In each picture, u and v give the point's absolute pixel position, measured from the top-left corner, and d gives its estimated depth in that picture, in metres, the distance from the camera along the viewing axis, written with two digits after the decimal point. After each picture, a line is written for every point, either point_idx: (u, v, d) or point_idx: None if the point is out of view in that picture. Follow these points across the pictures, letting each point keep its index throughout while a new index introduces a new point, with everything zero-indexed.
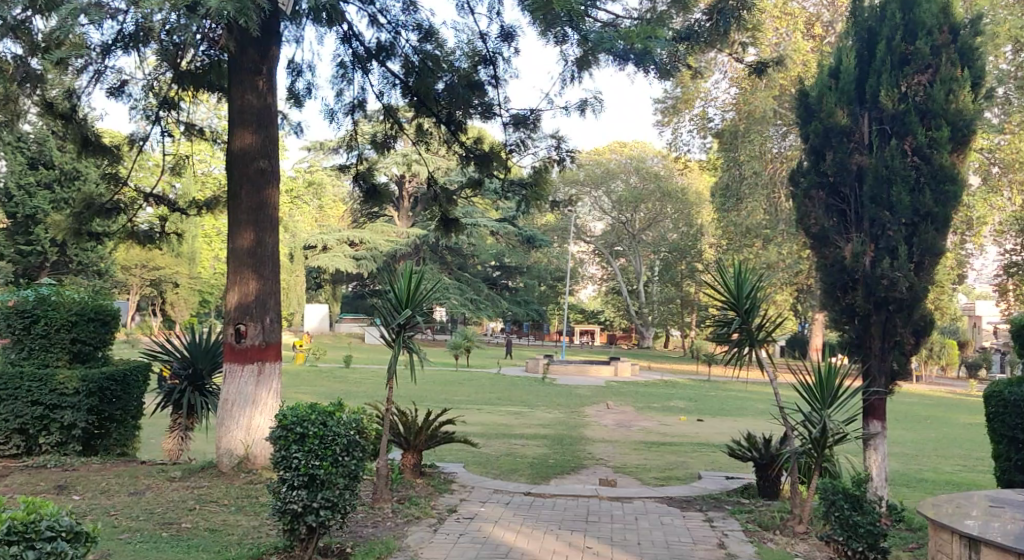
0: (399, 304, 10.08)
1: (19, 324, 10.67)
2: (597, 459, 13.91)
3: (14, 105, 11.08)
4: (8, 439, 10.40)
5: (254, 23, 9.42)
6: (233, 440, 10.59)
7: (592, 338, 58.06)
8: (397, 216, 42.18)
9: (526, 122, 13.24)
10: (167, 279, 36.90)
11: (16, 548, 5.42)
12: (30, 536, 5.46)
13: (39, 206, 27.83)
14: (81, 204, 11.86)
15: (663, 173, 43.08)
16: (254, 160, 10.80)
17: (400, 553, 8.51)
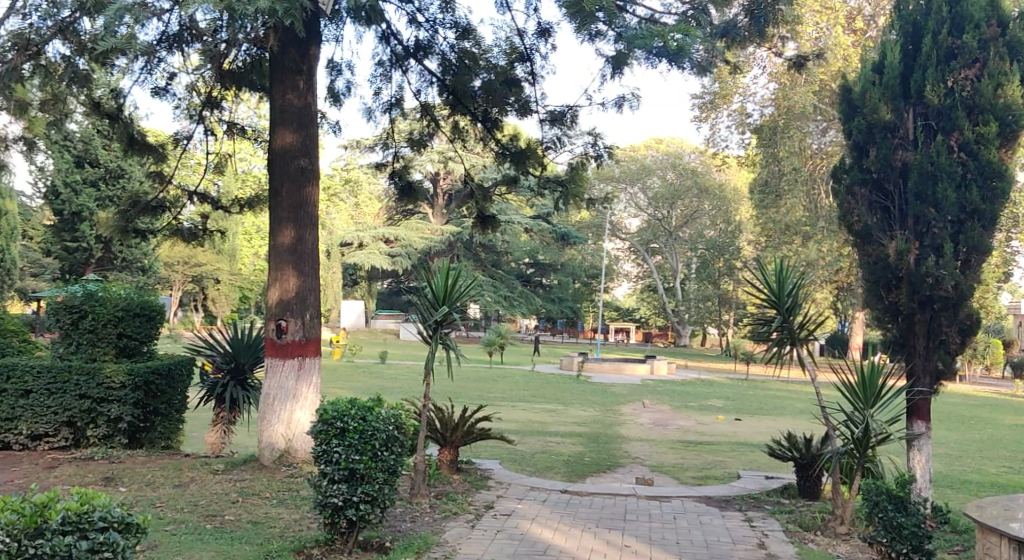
0: (436, 301, 10.12)
1: (67, 319, 10.89)
2: (635, 458, 13.87)
3: (63, 105, 11.30)
4: (58, 432, 10.61)
5: (298, 21, 9.51)
6: (275, 434, 10.69)
7: (627, 336, 57.80)
8: (432, 214, 42.38)
9: (562, 119, 13.27)
10: (209, 275, 37.25)
11: (70, 538, 5.51)
12: (83, 527, 5.55)
13: (84, 205, 28.23)
14: (127, 202, 12.08)
15: (701, 169, 42.81)
16: (295, 159, 10.88)
17: (439, 549, 8.54)
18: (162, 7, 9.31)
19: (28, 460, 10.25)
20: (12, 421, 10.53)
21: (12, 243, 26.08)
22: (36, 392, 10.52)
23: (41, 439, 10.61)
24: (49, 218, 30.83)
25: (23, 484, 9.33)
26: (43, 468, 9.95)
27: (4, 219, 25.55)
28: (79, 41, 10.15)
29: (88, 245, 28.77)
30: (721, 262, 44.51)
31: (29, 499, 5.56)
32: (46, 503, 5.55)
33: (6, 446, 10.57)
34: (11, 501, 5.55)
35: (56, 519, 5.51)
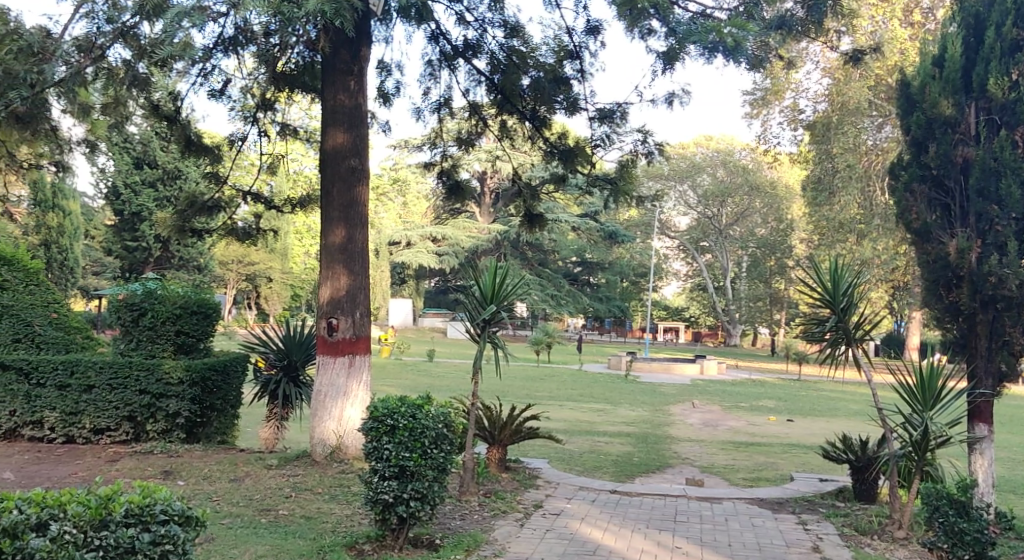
0: (484, 300, 10.10)
1: (128, 317, 11.20)
2: (684, 458, 13.78)
3: (123, 108, 11.72)
4: (118, 426, 10.76)
5: (349, 23, 9.57)
6: (326, 431, 10.76)
7: (677, 336, 57.27)
8: (479, 212, 42.48)
9: (612, 117, 13.19)
10: (261, 274, 37.66)
11: (133, 530, 5.57)
12: (145, 519, 5.60)
13: (143, 205, 28.77)
14: (185, 202, 12.37)
15: (752, 166, 42.32)
16: (346, 159, 10.93)
17: (488, 547, 8.53)
18: (218, 11, 9.43)
19: (91, 453, 10.42)
20: (76, 416, 10.75)
21: (74, 243, 26.60)
22: (98, 387, 10.73)
23: (103, 433, 10.79)
24: (109, 218, 31.49)
25: (86, 476, 9.49)
26: (105, 461, 10.10)
27: (67, 219, 26.10)
28: (140, 44, 10.08)
29: (147, 244, 29.35)
30: (773, 261, 43.97)
31: (94, 492, 5.65)
32: (110, 496, 5.63)
33: (70, 439, 10.79)
34: (77, 493, 5.65)
35: (119, 511, 5.58)
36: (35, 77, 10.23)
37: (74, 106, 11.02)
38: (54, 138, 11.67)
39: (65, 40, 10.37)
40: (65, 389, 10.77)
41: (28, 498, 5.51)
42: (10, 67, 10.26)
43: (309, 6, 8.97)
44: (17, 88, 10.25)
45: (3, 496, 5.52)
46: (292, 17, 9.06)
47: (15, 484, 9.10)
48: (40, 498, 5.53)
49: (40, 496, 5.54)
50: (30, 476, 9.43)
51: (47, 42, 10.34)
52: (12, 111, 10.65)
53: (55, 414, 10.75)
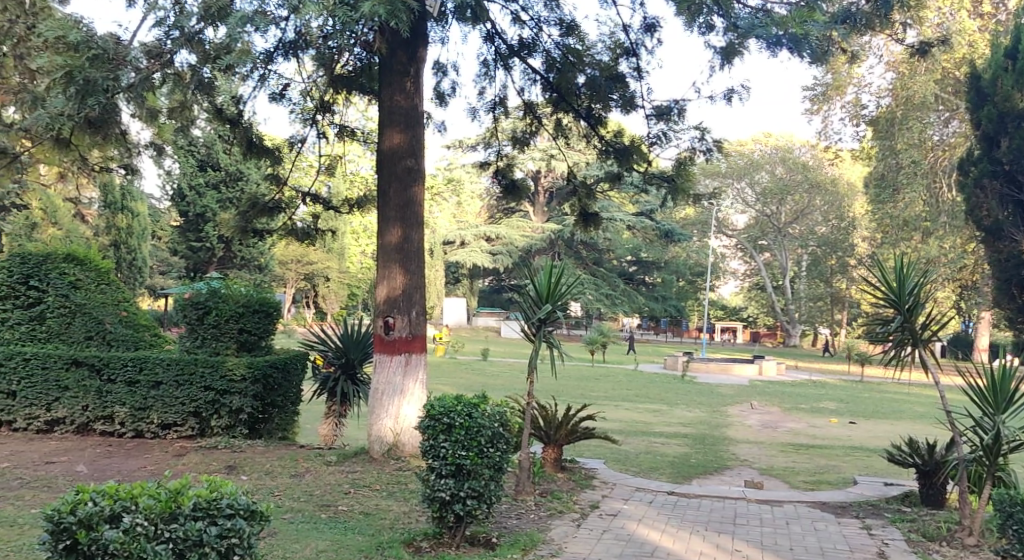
0: (540, 299, 10.05)
1: (193, 315, 11.35)
2: (742, 460, 13.59)
3: (189, 112, 11.89)
4: (184, 421, 10.91)
5: (405, 24, 9.59)
6: (383, 428, 10.81)
7: (735, 336, 56.08)
8: (533, 212, 42.59)
9: (669, 114, 13.07)
10: (319, 273, 38.06)
11: (200, 524, 5.61)
12: (212, 513, 5.64)
13: (207, 206, 29.27)
14: (246, 203, 12.53)
15: (812, 163, 41.68)
16: (402, 159, 10.96)
17: (544, 546, 8.47)
18: (278, 15, 9.55)
19: (158, 448, 10.58)
20: (144, 411, 10.93)
21: (143, 243, 27.03)
22: (165, 383, 10.89)
23: (170, 428, 10.94)
24: (174, 220, 32.11)
25: (154, 470, 9.63)
26: (172, 455, 10.24)
27: (135, 220, 26.58)
28: (204, 50, 10.31)
29: (211, 245, 30.15)
30: (833, 260, 43.13)
31: (164, 485, 5.68)
32: (179, 489, 5.66)
33: (140, 434, 10.97)
34: (148, 486, 5.69)
35: (188, 505, 5.61)
36: (111, 83, 10.23)
37: (142, 111, 11.11)
38: (124, 145, 11.90)
39: (133, 46, 10.52)
40: (134, 385, 10.95)
41: (102, 491, 5.55)
42: (87, 74, 10.10)
43: (365, 9, 9.02)
44: (94, 95, 10.17)
45: (78, 487, 5.57)
46: (347, 19, 9.14)
47: (88, 477, 9.28)
48: (113, 490, 5.55)
49: (113, 488, 5.57)
50: (101, 469, 9.60)
51: (119, 48, 10.39)
52: (85, 116, 10.57)
53: (125, 409, 10.94)
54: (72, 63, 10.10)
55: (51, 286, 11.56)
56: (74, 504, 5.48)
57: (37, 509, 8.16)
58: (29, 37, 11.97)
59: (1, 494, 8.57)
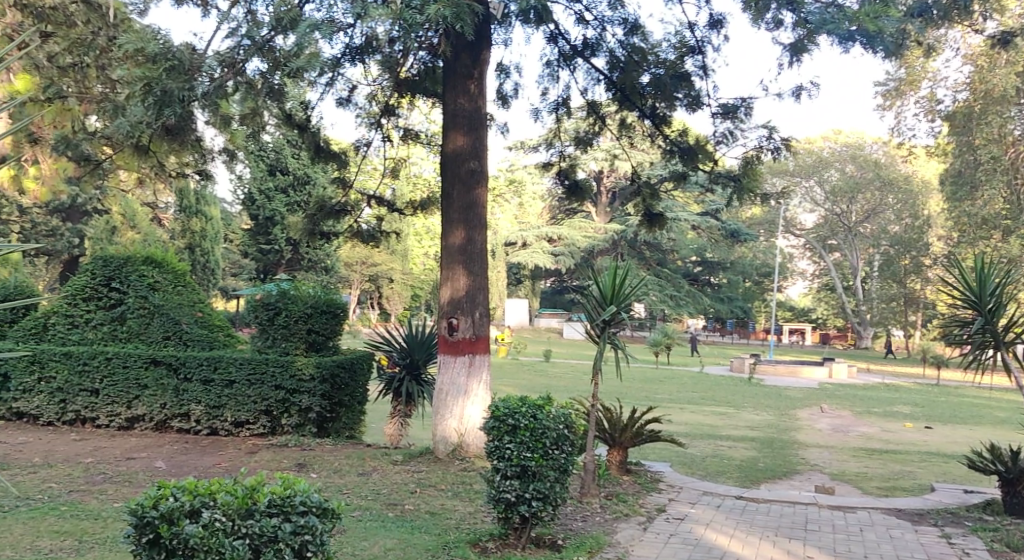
0: (604, 300, 9.92)
1: (264, 316, 11.48)
2: (812, 464, 13.32)
3: (260, 118, 12.04)
4: (256, 419, 11.03)
5: (470, 28, 9.57)
6: (447, 429, 10.78)
7: (803, 337, 55.40)
8: (596, 212, 42.56)
9: (735, 112, 12.85)
10: (383, 275, 38.37)
11: (275, 520, 5.58)
12: (287, 510, 5.62)
13: (276, 209, 29.74)
14: (314, 206, 12.64)
15: (884, 160, 40.77)
16: (466, 161, 10.94)
17: (611, 549, 8.34)
18: (346, 22, 9.68)
19: (232, 445, 10.71)
20: (218, 409, 11.06)
21: (215, 246, 27.50)
22: (238, 382, 11.02)
23: (243, 426, 11.07)
24: (245, 223, 32.66)
25: (229, 467, 9.73)
26: (245, 453, 10.35)
27: (209, 224, 27.05)
28: (275, 58, 10.43)
29: (279, 247, 30.58)
30: (908, 260, 39.57)
31: (240, 482, 5.67)
32: (254, 486, 5.65)
33: (214, 432, 11.11)
34: (225, 482, 5.69)
35: (262, 502, 5.60)
36: (186, 93, 10.45)
37: (216, 118, 11.26)
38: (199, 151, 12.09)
39: (208, 55, 10.72)
40: (209, 383, 11.08)
41: (183, 486, 5.58)
42: (163, 85, 10.38)
43: (431, 12, 9.01)
44: (170, 106, 10.42)
45: (159, 483, 5.60)
46: (414, 23, 9.11)
47: (166, 472, 9.42)
48: (193, 486, 5.57)
49: (193, 484, 5.58)
50: (179, 465, 9.73)
51: (194, 57, 10.67)
52: (162, 123, 10.79)
53: (201, 407, 11.09)
54: (150, 74, 10.43)
55: (131, 287, 11.80)
56: (156, 498, 5.51)
57: (119, 503, 8.31)
58: (111, 49, 12.10)
59: (84, 488, 8.74)
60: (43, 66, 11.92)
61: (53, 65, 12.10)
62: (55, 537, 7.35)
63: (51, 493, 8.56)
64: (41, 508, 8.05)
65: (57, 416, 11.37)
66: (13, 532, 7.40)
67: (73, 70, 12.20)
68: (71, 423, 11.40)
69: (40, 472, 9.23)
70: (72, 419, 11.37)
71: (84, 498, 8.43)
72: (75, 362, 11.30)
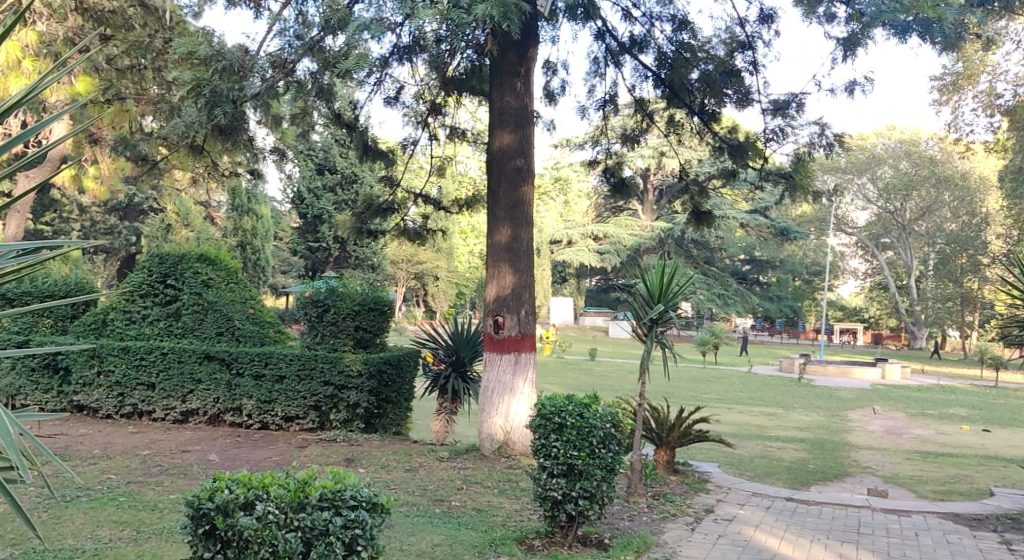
0: (651, 299, 9.79)
1: (313, 312, 11.53)
2: (864, 467, 13.08)
3: (309, 119, 12.11)
4: (306, 414, 11.09)
5: (517, 27, 9.50)
6: (493, 426, 10.74)
7: (854, 337, 54.58)
8: (642, 210, 42.31)
9: (786, 108, 12.64)
10: (429, 273, 38.47)
11: (326, 513, 5.53)
12: (337, 503, 5.55)
13: (324, 208, 30.17)
14: (362, 204, 12.69)
15: (940, 157, 39.93)
16: (512, 159, 10.88)
17: (658, 549, 8.22)
18: (395, 22, 9.68)
19: (282, 439, 10.77)
20: (269, 403, 11.13)
21: (265, 243, 27.76)
22: (288, 377, 11.09)
23: (293, 421, 11.14)
24: (294, 221, 32.99)
25: (280, 461, 9.79)
26: (295, 447, 10.40)
27: (260, 222, 27.30)
28: (325, 58, 10.47)
29: (327, 244, 30.94)
30: (965, 258, 38.06)
31: (293, 475, 5.64)
32: (306, 480, 5.61)
33: (265, 426, 11.19)
34: (278, 475, 5.67)
35: (313, 495, 5.54)
36: (237, 94, 10.55)
37: (267, 118, 11.34)
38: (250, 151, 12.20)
39: (261, 56, 10.79)
40: (260, 378, 11.16)
41: (237, 479, 5.55)
42: (214, 86, 10.51)
43: (478, 11, 8.95)
44: (221, 106, 10.52)
45: (215, 475, 5.58)
46: (461, 22, 9.05)
47: (220, 465, 9.49)
48: (247, 479, 5.55)
49: (246, 477, 5.56)
50: (232, 458, 9.80)
51: (246, 58, 10.73)
52: (215, 124, 10.87)
53: (252, 402, 11.16)
54: (199, 75, 10.55)
55: (186, 284, 11.92)
56: (212, 490, 5.48)
57: (175, 494, 8.38)
58: (167, 51, 12.09)
59: (142, 479, 8.84)
60: (101, 69, 12.04)
61: (111, 67, 12.19)
62: (114, 527, 7.42)
63: (110, 483, 8.66)
64: (100, 498, 8.15)
65: (115, 409, 11.51)
66: (74, 522, 7.49)
67: (131, 72, 12.22)
68: (128, 417, 11.55)
69: (99, 463, 9.36)
70: (129, 412, 11.51)
71: (141, 489, 8.52)
72: (133, 356, 11.43)
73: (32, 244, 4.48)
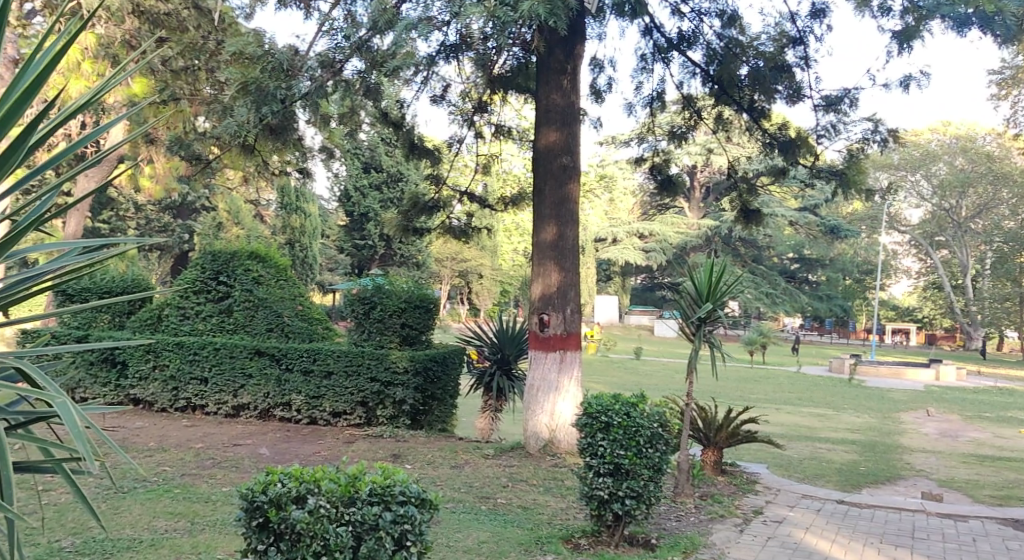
0: (699, 297, 9.62)
1: (360, 309, 11.55)
2: (917, 470, 12.79)
3: (357, 117, 12.14)
4: (353, 410, 11.12)
5: (564, 24, 9.39)
6: (539, 425, 10.66)
7: (907, 337, 53.68)
8: (689, 208, 42.02)
9: (839, 104, 12.41)
10: (474, 271, 38.55)
11: (376, 509, 5.21)
12: (387, 499, 5.24)
13: (370, 206, 30.48)
14: (408, 202, 12.70)
15: (997, 153, 39.12)
16: (558, 157, 10.79)
17: (706, 550, 8.07)
18: (442, 21, 9.63)
19: (330, 434, 10.79)
20: (318, 399, 11.17)
21: (313, 241, 27.98)
22: (336, 373, 11.11)
23: (341, 416, 11.18)
24: (340, 219, 33.27)
25: (329, 455, 9.81)
26: (343, 442, 10.42)
27: (308, 220, 27.53)
28: (373, 57, 10.49)
29: (373, 242, 31.24)
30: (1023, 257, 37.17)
31: (343, 471, 5.37)
32: (356, 475, 5.33)
33: (314, 421, 11.24)
34: (329, 471, 5.39)
35: (363, 490, 5.25)
36: (285, 92, 10.59)
37: (316, 117, 11.36)
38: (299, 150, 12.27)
39: (310, 56, 10.81)
40: (309, 374, 11.20)
41: (289, 473, 5.29)
42: (261, 84, 10.54)
43: (525, 9, 8.87)
44: (270, 104, 10.55)
45: (268, 469, 5.33)
46: (507, 20, 8.99)
47: (271, 459, 9.53)
48: (299, 473, 5.29)
49: (299, 471, 5.30)
50: (282, 452, 9.85)
51: (296, 58, 10.77)
52: (266, 124, 10.91)
53: (301, 397, 11.21)
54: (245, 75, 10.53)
55: (237, 282, 12.00)
56: (265, 484, 5.23)
57: (228, 487, 8.43)
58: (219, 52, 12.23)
59: (195, 472, 8.91)
60: (158, 70, 12.18)
61: (166, 68, 12.28)
62: (170, 518, 7.47)
63: (165, 475, 8.74)
64: (156, 489, 8.22)
65: (170, 403, 11.64)
66: (132, 512, 7.55)
67: (185, 73, 12.36)
68: (182, 410, 11.67)
69: (155, 455, 9.45)
70: (183, 406, 11.63)
71: (195, 481, 8.58)
72: (187, 351, 11.53)
73: (98, 241, 4.44)
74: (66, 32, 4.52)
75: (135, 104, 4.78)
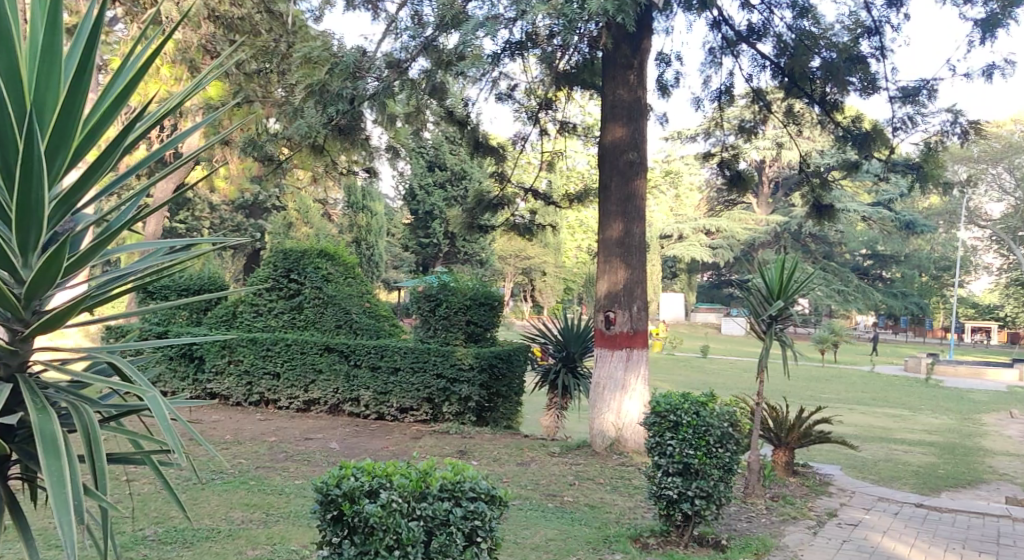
0: (770, 295, 9.33)
1: (426, 306, 11.50)
2: (1000, 473, 12.31)
3: (422, 116, 12.09)
4: (419, 406, 11.07)
5: (632, 19, 9.21)
6: (605, 423, 10.50)
7: (988, 336, 52.13)
8: (758, 204, 41.37)
9: (916, 96, 12.00)
10: (538, 268, 38.46)
11: (446, 504, 5.10)
12: (456, 494, 5.13)
13: (435, 203, 30.73)
14: (473, 200, 12.65)
15: None
16: (624, 153, 10.59)
17: (779, 552, 7.82)
18: (509, 19, 9.52)
19: (397, 430, 10.76)
20: (385, 395, 11.15)
21: (378, 239, 28.17)
22: (402, 369, 11.08)
23: (408, 412, 11.14)
24: (406, 217, 33.48)
25: (397, 450, 9.76)
26: (410, 438, 10.38)
27: (374, 218, 27.74)
28: (439, 56, 10.42)
29: (437, 240, 31.41)
30: None
31: (414, 465, 5.27)
32: (427, 470, 5.23)
33: (382, 416, 11.22)
34: (400, 465, 5.30)
35: (433, 486, 5.14)
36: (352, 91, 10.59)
37: (382, 116, 11.34)
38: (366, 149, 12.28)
39: (377, 56, 10.80)
40: (376, 370, 11.20)
41: (362, 467, 5.20)
42: (327, 83, 10.55)
43: (592, 6, 8.72)
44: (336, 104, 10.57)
45: (341, 463, 5.24)
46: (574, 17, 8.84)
47: (341, 453, 9.52)
48: (371, 467, 5.19)
49: (371, 465, 5.21)
50: (351, 447, 9.83)
51: (364, 58, 10.78)
52: (334, 123, 10.92)
53: (369, 392, 11.21)
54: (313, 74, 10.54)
55: (307, 278, 12.04)
56: (339, 477, 5.13)
57: (299, 480, 8.43)
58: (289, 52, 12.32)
59: (269, 465, 8.94)
60: (232, 73, 12.33)
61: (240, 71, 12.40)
62: (246, 509, 7.49)
63: (241, 468, 8.78)
64: (232, 481, 8.26)
65: (244, 397, 11.75)
66: (209, 503, 7.58)
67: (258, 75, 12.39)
68: (256, 404, 11.77)
69: (231, 448, 9.52)
70: (257, 400, 11.73)
71: (269, 474, 8.60)
72: (260, 347, 11.64)
73: (182, 242, 4.41)
74: (151, 42, 4.53)
75: (212, 110, 4.75)
